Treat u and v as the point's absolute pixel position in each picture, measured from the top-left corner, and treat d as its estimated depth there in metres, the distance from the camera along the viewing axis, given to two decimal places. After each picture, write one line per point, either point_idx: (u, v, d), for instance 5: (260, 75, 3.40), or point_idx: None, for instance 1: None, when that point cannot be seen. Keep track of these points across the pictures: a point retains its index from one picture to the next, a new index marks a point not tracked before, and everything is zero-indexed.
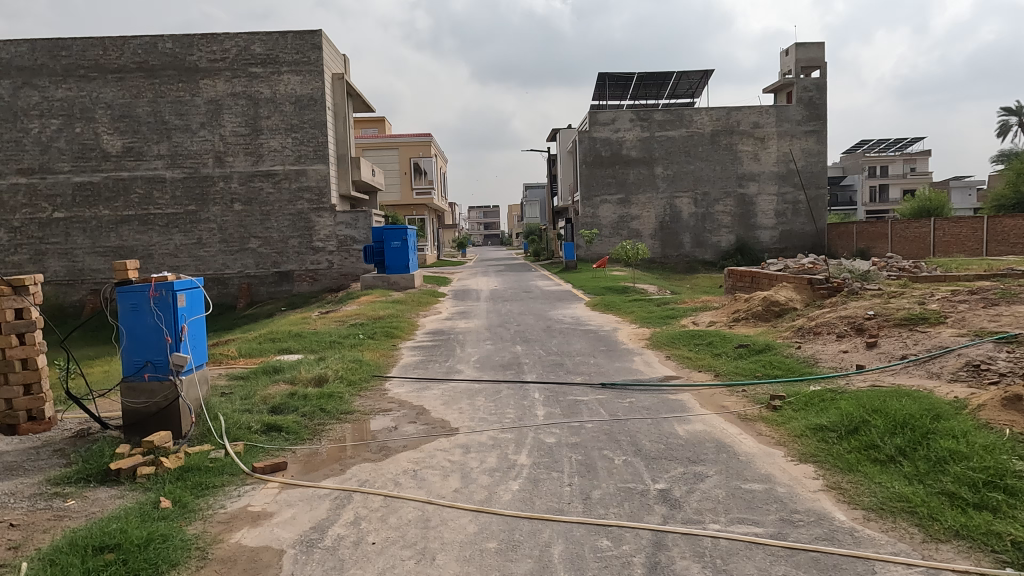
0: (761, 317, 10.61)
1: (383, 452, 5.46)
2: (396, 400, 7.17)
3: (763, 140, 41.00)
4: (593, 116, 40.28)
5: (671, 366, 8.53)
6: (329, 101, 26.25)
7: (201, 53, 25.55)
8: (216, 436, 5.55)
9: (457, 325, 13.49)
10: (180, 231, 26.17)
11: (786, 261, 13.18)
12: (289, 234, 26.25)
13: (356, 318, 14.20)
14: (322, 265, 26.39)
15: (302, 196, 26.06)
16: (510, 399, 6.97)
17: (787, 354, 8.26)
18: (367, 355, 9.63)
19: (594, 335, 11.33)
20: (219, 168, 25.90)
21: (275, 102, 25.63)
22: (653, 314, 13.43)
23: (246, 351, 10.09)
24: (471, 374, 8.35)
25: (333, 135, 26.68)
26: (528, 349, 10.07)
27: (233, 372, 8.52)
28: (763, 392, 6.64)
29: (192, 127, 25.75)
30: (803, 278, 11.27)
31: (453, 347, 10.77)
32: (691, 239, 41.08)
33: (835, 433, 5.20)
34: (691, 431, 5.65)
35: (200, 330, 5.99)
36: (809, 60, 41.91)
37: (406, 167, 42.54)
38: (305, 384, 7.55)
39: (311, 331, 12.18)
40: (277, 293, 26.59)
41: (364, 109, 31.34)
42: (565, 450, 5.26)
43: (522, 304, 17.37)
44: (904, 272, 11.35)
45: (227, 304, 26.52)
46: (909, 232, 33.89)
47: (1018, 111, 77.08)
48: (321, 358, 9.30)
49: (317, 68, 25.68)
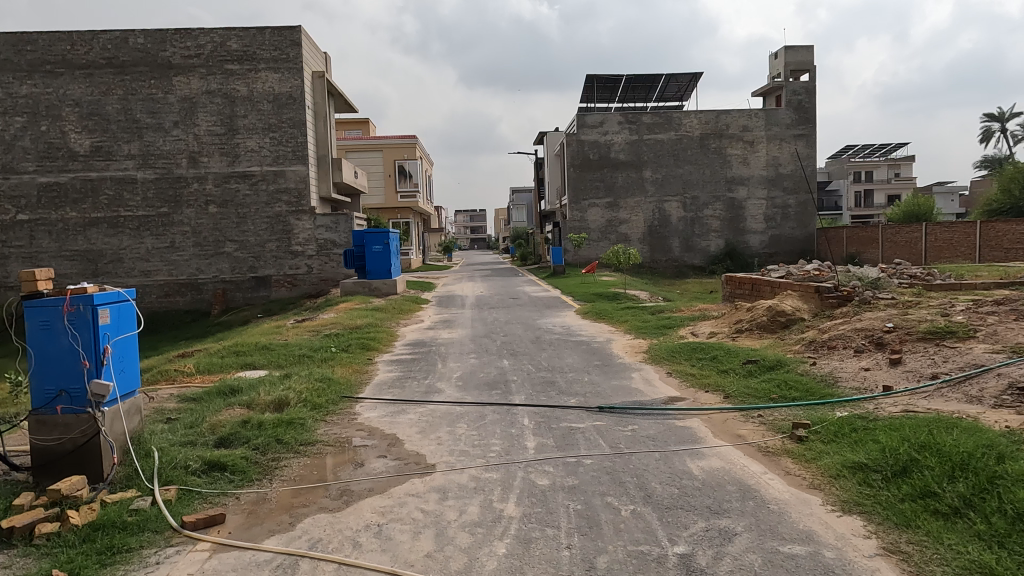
0: (767, 329, 9.87)
1: (344, 498, 4.57)
2: (366, 428, 6.29)
3: (752, 143, 40.58)
4: (582, 118, 39.62)
5: (674, 384, 7.72)
6: (308, 100, 25.29)
7: (174, 49, 24.49)
8: (144, 479, 4.65)
9: (440, 335, 12.62)
10: (151, 235, 25.05)
11: (788, 267, 12.47)
12: (266, 237, 25.21)
13: (332, 328, 13.28)
14: (301, 270, 25.41)
15: (280, 198, 25.02)
16: (496, 427, 6.11)
17: (801, 372, 7.47)
18: (338, 371, 8.73)
19: (586, 347, 10.49)
20: (193, 168, 24.82)
21: (253, 101, 24.61)
22: (648, 324, 12.63)
23: (205, 368, 9.14)
24: (452, 395, 7.49)
25: (313, 135, 25.70)
26: (516, 364, 9.21)
27: (184, 394, 7.59)
28: (784, 419, 5.85)
29: (165, 126, 24.67)
30: (810, 286, 10.53)
31: (434, 361, 9.89)
32: (680, 243, 40.50)
33: (879, 475, 4.40)
34: (707, 470, 4.83)
35: (130, 351, 5.09)
36: (798, 64, 41.56)
37: (390, 169, 41.57)
38: (264, 408, 6.65)
39: (280, 343, 11.23)
40: (254, 299, 25.53)
41: (346, 110, 30.41)
42: (561, 496, 4.39)
43: (509, 311, 16.55)
44: (916, 280, 10.65)
45: (201, 310, 25.40)
46: (900, 237, 33.52)
47: (1001, 117, 77.66)
48: (287, 376, 8.40)
49: (296, 66, 24.70)
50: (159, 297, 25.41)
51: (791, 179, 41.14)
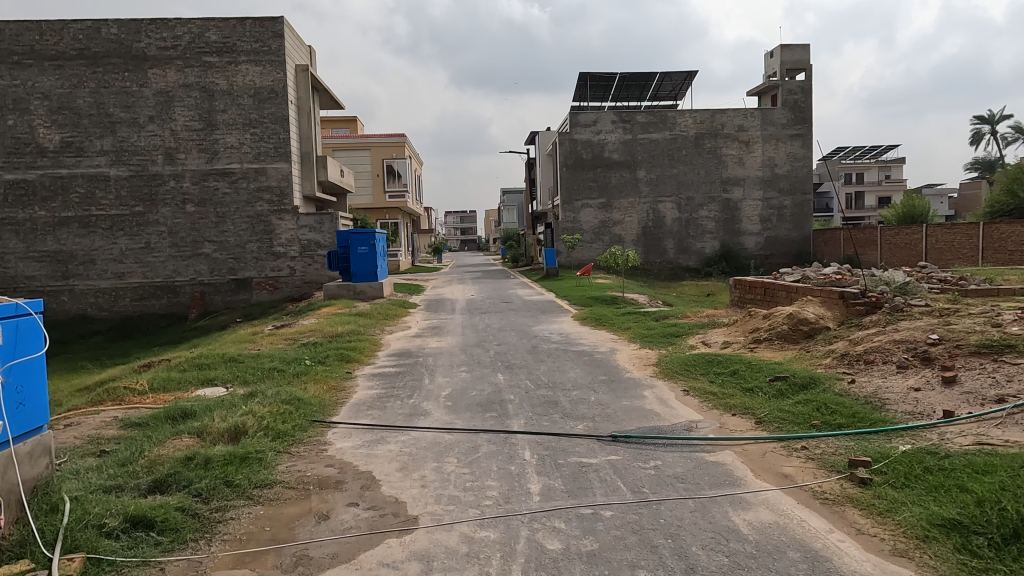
0: (789, 340, 8.96)
1: (299, 569, 3.56)
2: (338, 463, 5.30)
3: (747, 143, 39.86)
4: (574, 116, 38.70)
5: (694, 405, 6.77)
6: (292, 94, 24.19)
7: (149, 39, 23.32)
8: (41, 544, 3.61)
9: (428, 344, 11.61)
10: (125, 235, 23.82)
11: (804, 271, 11.61)
12: (247, 238, 24.07)
13: (310, 336, 12.21)
14: (283, 271, 24.29)
15: (261, 197, 23.90)
16: (492, 463, 5.13)
17: (840, 391, 6.53)
18: (310, 389, 7.69)
19: (589, 359, 9.52)
20: (169, 165, 23.64)
21: (232, 95, 23.49)
22: (653, 331, 11.69)
23: (158, 385, 8.04)
24: (440, 419, 6.51)
25: (296, 131, 24.59)
26: (513, 379, 8.21)
27: (129, 418, 6.53)
28: (836, 454, 4.92)
29: (139, 121, 23.49)
30: (833, 292, 9.63)
31: (420, 375, 8.87)
32: (675, 245, 39.69)
33: (983, 539, 3.45)
34: (759, 529, 3.85)
35: (34, 377, 4.09)
36: (794, 63, 40.96)
37: (378, 168, 40.46)
38: (219, 438, 5.62)
39: (250, 354, 10.16)
40: (234, 302, 24.42)
41: (332, 106, 29.34)
42: (578, 570, 3.39)
43: (501, 316, 15.57)
44: (948, 285, 9.76)
45: (178, 314, 24.24)
46: (899, 239, 32.92)
47: (991, 120, 77.64)
48: (254, 394, 7.37)
49: (278, 58, 23.60)
50: (134, 300, 24.21)
51: (787, 180, 40.46)
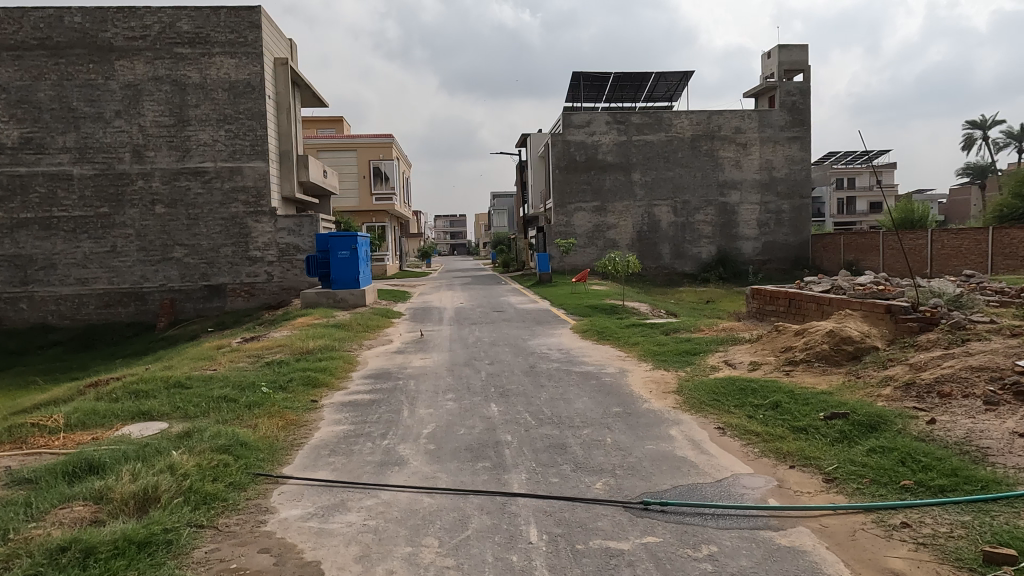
0: (832, 362, 7.68)
1: None
2: (278, 547, 3.90)
3: (744, 146, 38.84)
4: (568, 117, 37.47)
5: (737, 452, 5.42)
6: (270, 88, 22.76)
7: (117, 29, 21.80)
8: None
9: (410, 362, 10.24)
10: (89, 238, 22.24)
11: (834, 279, 10.41)
12: (221, 241, 22.56)
13: (279, 353, 10.77)
14: (260, 277, 22.80)
15: (236, 197, 22.40)
16: (487, 548, 3.76)
17: (921, 434, 5.19)
18: (260, 427, 6.26)
19: (597, 384, 8.17)
20: (137, 163, 22.09)
21: (205, 89, 22.01)
22: (665, 347, 10.38)
23: (74, 421, 6.59)
24: (419, 471, 5.14)
25: (275, 128, 23.15)
26: (508, 410, 6.88)
27: (21, 471, 5.10)
28: (957, 543, 3.57)
29: (105, 116, 21.95)
30: (878, 305, 8.37)
31: (399, 405, 7.47)
32: (670, 249, 38.52)
33: None
34: None
35: None
36: (792, 64, 40.05)
37: (364, 170, 38.97)
38: (120, 510, 4.19)
39: (201, 378, 8.70)
40: (206, 310, 22.88)
41: (315, 103, 27.94)
42: None
43: (493, 328, 14.20)
44: (1007, 298, 8.51)
45: (146, 323, 22.67)
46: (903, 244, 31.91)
47: (981, 125, 77.48)
48: (193, 433, 5.97)
49: (255, 50, 22.15)
50: (98, 308, 22.62)
51: (785, 183, 39.44)
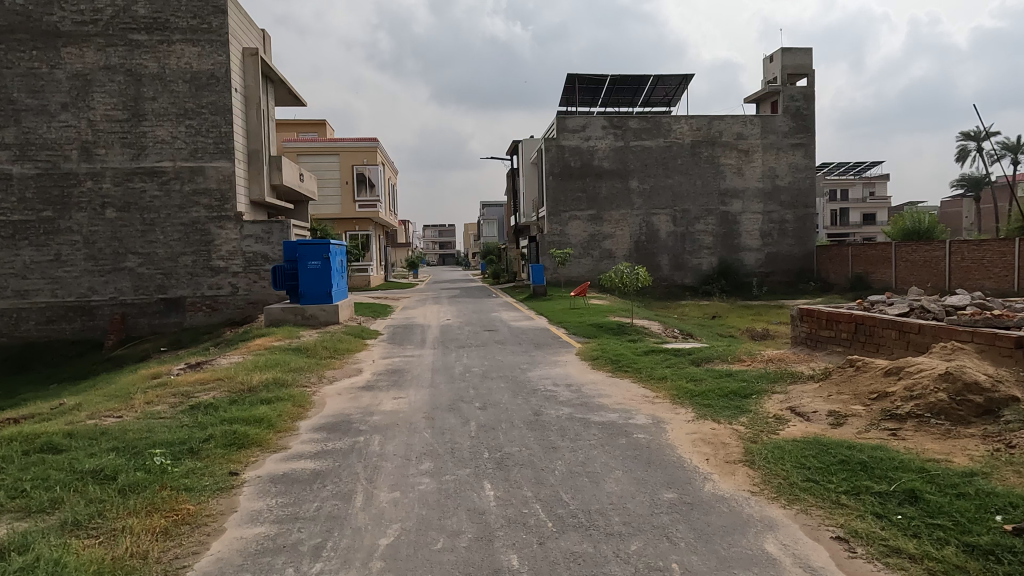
0: (956, 418, 5.56)
1: None
2: None
3: (747, 153, 37.08)
4: (562, 121, 35.45)
5: None
6: (237, 81, 20.53)
7: (64, 12, 19.51)
8: None
9: (379, 404, 8.02)
10: (30, 245, 19.81)
11: (914, 301, 8.34)
12: (179, 249, 20.22)
13: (211, 393, 8.38)
14: (223, 290, 20.46)
15: (198, 201, 20.10)
16: None
17: None
18: (124, 540, 4.02)
19: (627, 444, 6.01)
20: (85, 162, 19.73)
21: (164, 80, 19.78)
22: (704, 385, 8.18)
23: None
24: None
25: (241, 124, 20.87)
26: (508, 496, 4.71)
27: None
28: None
29: (50, 109, 19.60)
30: (1004, 337, 6.26)
31: (351, 481, 5.21)
32: (670, 261, 36.49)
33: None
34: None
35: None
36: (796, 68, 38.33)
37: (346, 176, 36.68)
38: None
39: (88, 432, 6.41)
40: (162, 326, 20.50)
41: (290, 101, 25.73)
42: None
43: (484, 353, 12.00)
44: None
45: (93, 341, 20.24)
46: (918, 256, 30.06)
47: (975, 137, 76.74)
48: (3, 555, 3.71)
49: (219, 38, 19.93)
50: (40, 323, 20.19)
51: (789, 192, 37.59)
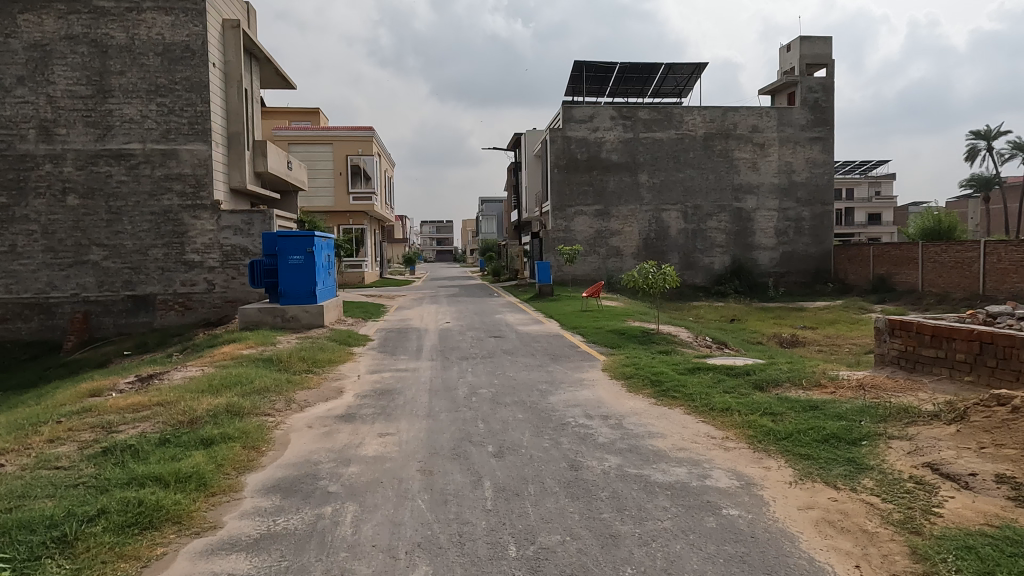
0: None
1: None
2: None
3: (762, 146, 35.10)
4: (568, 110, 33.43)
5: None
6: (215, 55, 18.45)
7: None
8: None
9: (359, 446, 6.01)
10: None
11: None
12: (149, 241, 18.21)
13: (139, 428, 6.34)
14: (198, 287, 18.47)
15: (170, 187, 18.07)
16: None
17: None
18: None
19: (720, 530, 4.06)
20: (44, 143, 17.70)
21: (133, 52, 17.76)
22: (790, 423, 6.17)
23: None
24: None
25: (220, 103, 18.78)
26: None
27: None
28: None
29: (4, 83, 17.55)
30: None
31: None
32: (679, 259, 34.56)
33: None
34: None
35: None
36: (814, 58, 36.21)
37: (339, 166, 34.59)
38: None
39: None
40: (129, 327, 18.51)
41: (277, 82, 23.67)
42: None
43: (490, 367, 10.05)
44: None
45: (52, 343, 18.26)
46: (949, 257, 28.01)
47: (984, 136, 74.79)
48: None
49: (195, 6, 17.85)
50: None
51: (806, 189, 35.65)
